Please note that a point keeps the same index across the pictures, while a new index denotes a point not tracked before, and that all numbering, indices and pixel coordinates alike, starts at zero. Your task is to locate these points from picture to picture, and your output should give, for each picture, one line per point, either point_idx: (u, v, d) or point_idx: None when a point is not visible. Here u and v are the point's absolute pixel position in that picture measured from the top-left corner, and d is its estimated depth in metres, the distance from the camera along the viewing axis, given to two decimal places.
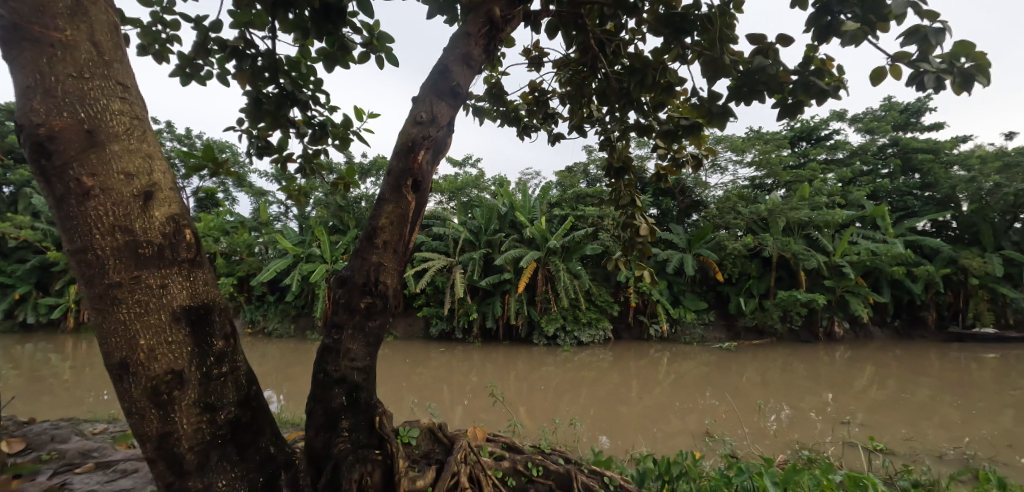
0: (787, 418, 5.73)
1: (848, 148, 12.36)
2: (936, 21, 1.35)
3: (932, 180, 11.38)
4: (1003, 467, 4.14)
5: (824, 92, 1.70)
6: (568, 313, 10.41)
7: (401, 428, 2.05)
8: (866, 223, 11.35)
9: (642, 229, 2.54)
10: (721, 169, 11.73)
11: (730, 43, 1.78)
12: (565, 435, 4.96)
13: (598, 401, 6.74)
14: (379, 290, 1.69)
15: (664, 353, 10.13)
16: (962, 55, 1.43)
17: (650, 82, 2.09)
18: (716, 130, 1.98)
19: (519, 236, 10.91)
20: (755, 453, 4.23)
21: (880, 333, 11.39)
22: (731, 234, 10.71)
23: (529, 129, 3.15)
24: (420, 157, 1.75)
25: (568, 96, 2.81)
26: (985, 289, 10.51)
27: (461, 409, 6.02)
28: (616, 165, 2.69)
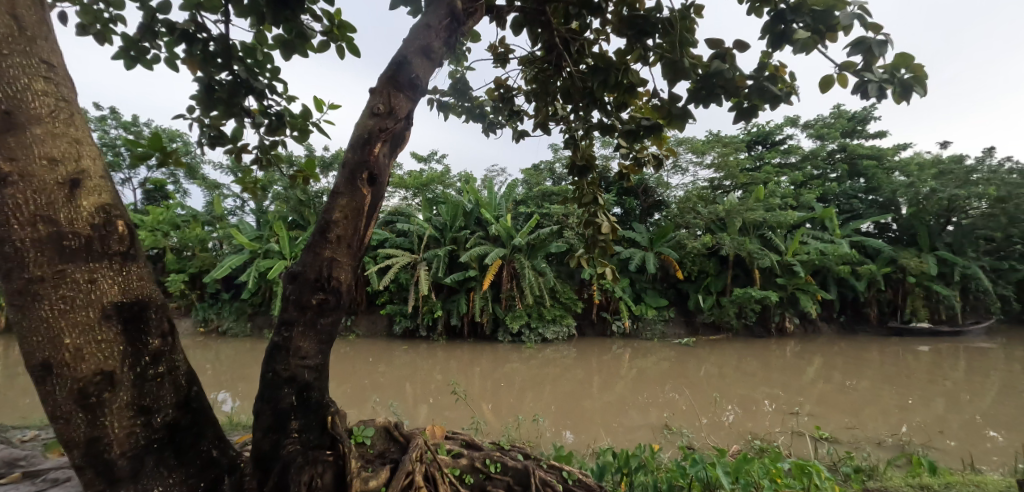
0: (741, 410, 5.93)
1: (800, 153, 12.83)
2: (879, 33, 1.41)
3: (876, 184, 12.02)
4: (935, 451, 4.41)
5: (776, 97, 1.76)
6: (532, 310, 10.47)
7: (356, 428, 2.00)
8: (815, 224, 11.88)
9: (605, 228, 2.58)
10: (682, 170, 12.06)
11: (690, 46, 1.82)
12: (528, 432, 5.00)
13: (561, 397, 6.81)
14: (331, 286, 1.63)
15: (626, 349, 10.35)
16: (902, 66, 1.50)
17: (613, 82, 2.11)
18: (674, 131, 2.03)
19: (485, 233, 10.88)
20: (710, 443, 4.39)
21: (828, 328, 11.94)
22: (690, 233, 10.99)
23: (494, 126, 3.13)
24: (377, 149, 1.70)
25: (533, 94, 2.79)
26: (921, 287, 11.19)
27: (425, 408, 5.96)
28: (579, 163, 2.68)
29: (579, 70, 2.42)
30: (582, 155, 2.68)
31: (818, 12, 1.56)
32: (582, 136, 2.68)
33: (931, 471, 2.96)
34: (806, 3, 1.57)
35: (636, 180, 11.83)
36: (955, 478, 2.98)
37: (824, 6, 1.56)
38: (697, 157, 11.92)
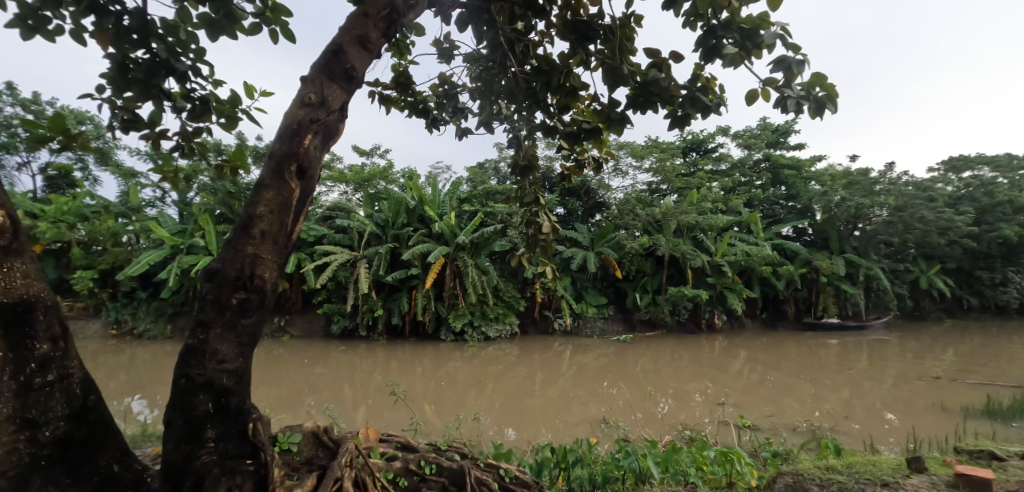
0: (673, 402, 6.19)
1: (730, 161, 13.53)
2: (798, 53, 1.50)
3: (795, 192, 12.92)
4: (842, 435, 4.79)
5: (707, 107, 1.84)
6: (475, 309, 10.44)
7: (281, 434, 1.90)
8: (742, 227, 12.58)
9: (546, 227, 2.62)
10: (622, 174, 12.43)
11: (629, 54, 1.88)
12: (469, 430, 4.99)
13: (503, 395, 6.83)
14: (254, 284, 1.54)
15: (567, 346, 10.54)
16: (817, 85, 1.60)
17: (555, 85, 2.13)
18: (613, 135, 2.09)
19: (427, 231, 10.69)
20: (644, 436, 4.55)
21: (751, 324, 12.72)
22: (630, 234, 11.36)
23: (438, 123, 3.08)
24: (307, 141, 1.62)
25: (477, 91, 2.75)
26: (831, 286, 12.16)
27: (363, 410, 5.80)
28: (521, 163, 2.68)
29: (524, 70, 2.42)
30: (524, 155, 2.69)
31: (745, 30, 1.64)
32: (526, 136, 2.68)
33: (837, 452, 3.22)
34: (735, 20, 1.66)
35: (578, 181, 12.05)
36: (859, 458, 3.25)
37: (750, 25, 1.64)
38: (636, 161, 12.31)
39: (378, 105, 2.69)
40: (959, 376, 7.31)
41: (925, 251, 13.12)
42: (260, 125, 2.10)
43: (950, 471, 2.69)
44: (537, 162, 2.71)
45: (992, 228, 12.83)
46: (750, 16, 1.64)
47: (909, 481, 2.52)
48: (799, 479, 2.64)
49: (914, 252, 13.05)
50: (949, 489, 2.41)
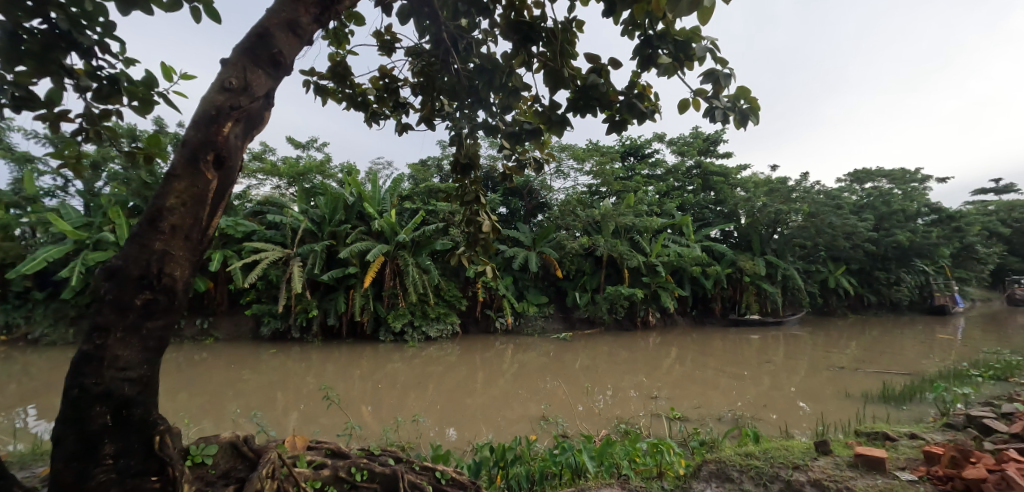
0: (611, 397, 6.36)
1: (665, 166, 14.08)
2: (725, 68, 1.68)
3: (722, 197, 13.68)
4: (761, 422, 5.09)
5: (643, 114, 1.96)
6: (415, 309, 10.26)
7: (194, 447, 1.75)
8: (675, 230, 13.13)
9: (486, 227, 2.60)
10: (564, 175, 12.63)
11: (571, 58, 1.98)
12: (408, 432, 4.90)
13: (444, 395, 6.75)
14: (162, 284, 1.41)
15: (508, 345, 10.58)
16: (742, 97, 1.79)
17: (498, 83, 2.12)
18: (555, 136, 2.23)
19: (366, 228, 10.36)
20: (580, 431, 4.66)
21: (683, 321, 13.33)
22: (570, 234, 11.57)
23: (378, 117, 2.96)
24: (226, 129, 1.50)
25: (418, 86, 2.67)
26: (753, 285, 12.96)
27: (295, 415, 5.53)
28: (463, 161, 2.64)
29: (467, 68, 2.37)
30: (466, 152, 2.64)
31: (679, 42, 1.76)
32: (468, 135, 2.63)
33: (755, 439, 3.41)
34: (671, 32, 1.77)
35: (520, 181, 12.11)
36: (774, 443, 3.47)
37: (683, 37, 1.76)
38: (577, 164, 12.53)
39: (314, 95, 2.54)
40: (859, 365, 8.01)
41: (834, 254, 14.29)
42: (178, 111, 1.92)
43: (850, 452, 2.89)
44: (479, 160, 2.68)
45: (888, 234, 14.20)
46: (683, 29, 1.75)
47: (815, 463, 2.63)
48: (722, 465, 2.68)
49: (823, 254, 14.19)
50: (851, 469, 2.55)
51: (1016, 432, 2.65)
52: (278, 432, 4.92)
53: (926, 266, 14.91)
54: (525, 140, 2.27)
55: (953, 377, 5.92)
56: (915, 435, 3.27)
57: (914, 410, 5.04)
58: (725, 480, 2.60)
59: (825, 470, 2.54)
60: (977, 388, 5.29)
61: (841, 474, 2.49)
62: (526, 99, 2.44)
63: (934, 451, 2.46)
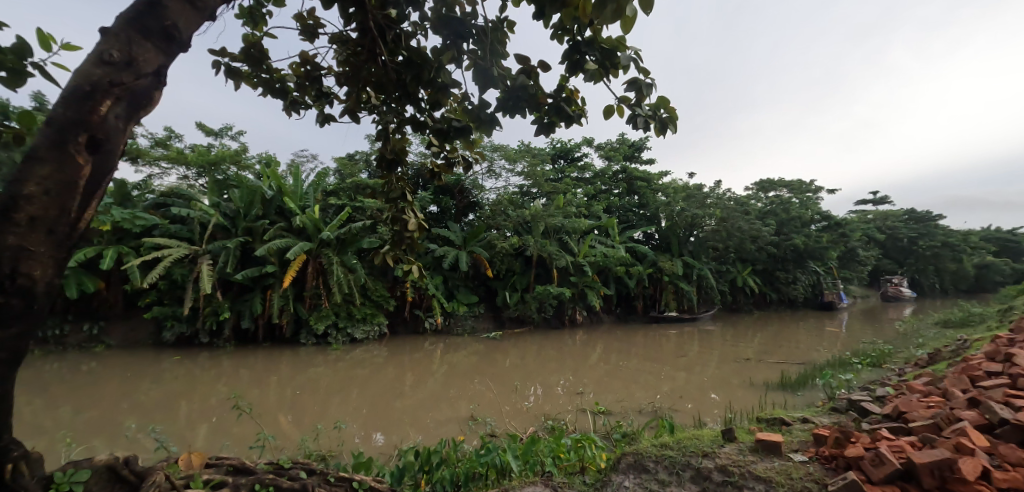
0: (539, 394, 6.42)
1: (593, 170, 14.45)
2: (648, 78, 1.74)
3: (645, 201, 14.28)
4: (678, 413, 5.33)
5: (570, 117, 2.01)
6: (340, 310, 9.83)
7: (60, 474, 1.53)
8: (601, 231, 13.52)
9: (411, 224, 2.49)
10: (495, 175, 12.62)
11: (502, 58, 1.92)
12: (330, 440, 4.66)
13: (369, 399, 6.49)
14: (15, 285, 1.25)
15: (437, 345, 10.42)
16: (662, 107, 1.84)
17: (426, 78, 2.06)
18: (483, 134, 2.17)
19: (287, 225, 9.78)
20: (508, 430, 4.65)
21: (607, 318, 13.77)
22: (500, 234, 11.59)
23: (297, 106, 2.75)
24: (104, 108, 1.32)
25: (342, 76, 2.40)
26: (672, 284, 13.66)
27: (203, 428, 5.08)
28: (388, 157, 2.51)
29: (396, 61, 2.23)
30: (391, 148, 2.50)
31: (606, 50, 1.80)
32: (395, 130, 2.50)
33: (671, 430, 3.54)
34: (598, 39, 1.80)
35: (452, 180, 11.94)
36: (689, 432, 3.62)
37: (609, 46, 1.80)
38: (509, 164, 12.57)
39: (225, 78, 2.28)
40: (762, 357, 8.66)
41: (743, 255, 15.38)
42: (57, 86, 1.56)
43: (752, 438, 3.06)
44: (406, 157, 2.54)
45: (787, 238, 15.52)
46: (610, 38, 1.79)
47: (723, 450, 2.70)
48: (639, 457, 2.72)
49: (734, 255, 15.21)
50: (752, 454, 2.64)
51: (888, 412, 2.83)
52: (182, 446, 4.51)
53: (819, 267, 16.45)
54: (454, 139, 2.24)
55: (838, 365, 6.55)
56: (807, 419, 3.55)
57: (806, 396, 5.49)
58: (643, 471, 2.65)
59: (731, 457, 2.61)
60: (858, 374, 5.87)
61: (744, 459, 2.57)
62: (456, 97, 2.36)
63: (822, 434, 2.61)
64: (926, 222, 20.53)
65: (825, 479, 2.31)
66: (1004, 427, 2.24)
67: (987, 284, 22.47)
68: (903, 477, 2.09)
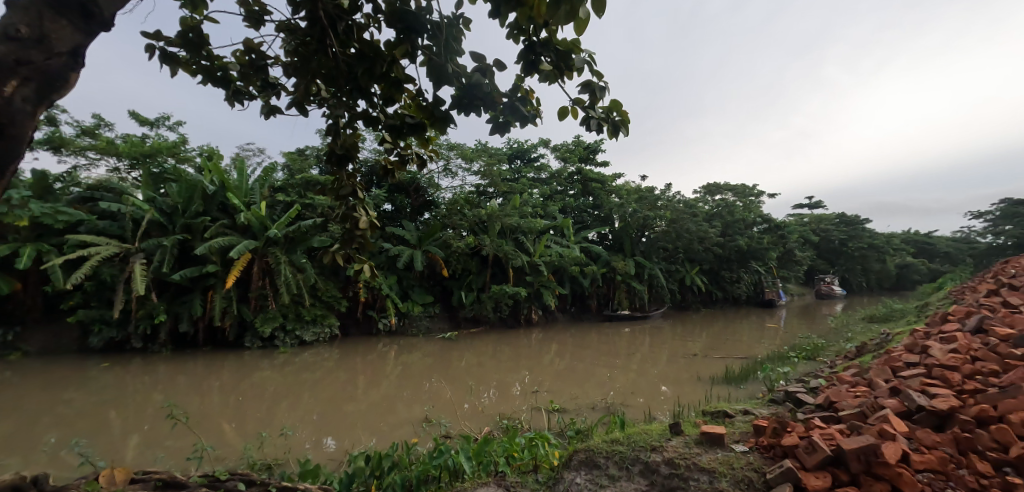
0: (495, 394, 6.41)
1: (549, 171, 14.54)
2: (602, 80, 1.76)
3: (600, 202, 14.51)
4: (629, 408, 5.44)
5: (526, 117, 2.00)
6: (288, 311, 9.47)
7: None
8: (557, 231, 13.64)
9: (362, 222, 2.40)
10: (451, 174, 12.48)
11: (457, 55, 1.89)
12: (276, 448, 4.47)
13: (318, 403, 6.28)
14: None
15: (391, 346, 10.23)
16: (615, 110, 1.87)
17: (379, 73, 1.99)
18: (437, 132, 2.13)
19: (230, 222, 9.31)
20: (463, 431, 4.62)
21: (562, 317, 13.93)
22: (456, 233, 11.50)
23: (241, 96, 2.41)
24: (11, 88, 1.39)
25: (295, 67, 2.17)
26: (624, 283, 13.96)
27: (135, 439, 4.77)
28: (339, 152, 2.36)
29: (348, 53, 2.10)
30: (342, 142, 2.37)
31: (560, 52, 1.81)
32: (347, 124, 2.36)
33: (621, 426, 3.60)
34: (553, 40, 1.80)
35: (407, 178, 11.72)
36: (639, 427, 3.69)
37: (564, 47, 1.81)
38: (465, 163, 12.47)
39: (162, 64, 2.11)
40: (707, 352, 9.00)
41: (691, 255, 15.92)
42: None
43: (697, 431, 3.14)
44: (359, 152, 2.42)
45: (732, 239, 16.19)
46: (565, 40, 1.80)
47: (669, 443, 2.74)
48: (590, 454, 2.73)
49: (683, 255, 15.72)
50: (697, 447, 2.71)
51: (820, 402, 2.98)
52: (111, 459, 4.22)
53: (761, 267, 17.26)
54: (408, 136, 2.19)
55: (777, 359, 6.88)
56: (747, 411, 3.70)
57: (748, 389, 5.74)
58: (593, 467, 2.67)
59: (677, 449, 2.65)
60: (794, 367, 6.19)
61: (689, 451, 2.63)
62: (411, 92, 2.27)
63: (761, 424, 2.71)
64: (856, 225, 21.95)
65: (764, 467, 2.40)
66: (921, 413, 2.40)
67: (907, 282, 24.29)
68: (833, 462, 2.19)
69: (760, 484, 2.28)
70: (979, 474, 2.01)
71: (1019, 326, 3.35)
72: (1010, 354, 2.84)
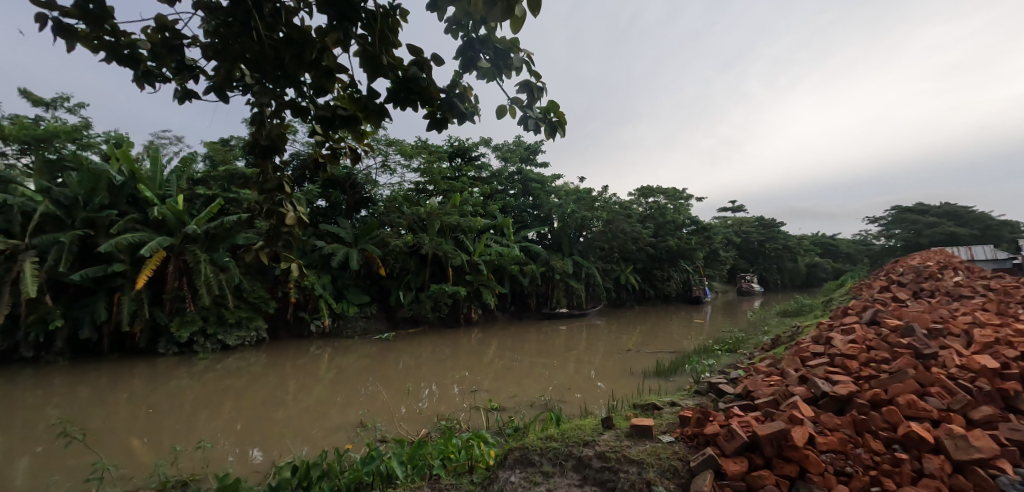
0: (434, 395, 6.30)
1: (490, 170, 14.47)
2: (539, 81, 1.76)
3: (539, 202, 14.65)
4: (567, 403, 5.53)
5: (463, 114, 1.98)
6: (209, 314, 8.85)
7: None
8: (497, 230, 13.61)
9: (289, 217, 2.22)
10: (389, 171, 12.15)
11: (393, 47, 1.86)
12: (194, 462, 4.15)
13: (243, 411, 5.90)
14: None
15: (323, 349, 9.83)
16: (552, 111, 1.88)
17: (308, 59, 1.88)
18: (371, 125, 2.05)
19: (142, 216, 8.56)
20: (400, 435, 4.49)
21: (502, 316, 13.97)
22: (394, 232, 11.25)
23: (152, 78, 2.07)
24: None
25: (213, 48, 1.95)
26: (562, 282, 14.21)
27: (24, 461, 4.26)
28: (263, 143, 2.17)
29: (275, 37, 1.92)
30: (268, 133, 2.19)
31: (500, 50, 1.78)
32: (273, 115, 2.18)
33: (557, 422, 3.64)
34: (492, 38, 1.78)
35: (342, 173, 11.28)
36: (576, 422, 3.76)
37: (503, 46, 1.78)
38: (404, 160, 12.18)
39: (57, 36, 1.88)
40: (641, 348, 9.34)
41: (626, 255, 16.45)
42: None
43: (628, 424, 3.23)
44: (287, 145, 2.25)
45: (663, 240, 16.96)
46: (505, 38, 1.78)
47: (601, 437, 2.80)
48: (525, 451, 2.75)
49: (618, 255, 16.22)
50: (628, 439, 2.80)
51: (739, 391, 3.16)
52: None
53: (689, 266, 18.13)
54: (340, 128, 2.09)
55: (704, 352, 7.26)
56: (675, 403, 3.86)
57: (677, 381, 6.01)
58: (527, 465, 2.69)
59: (608, 443, 2.72)
60: (719, 360, 6.55)
61: (620, 444, 2.70)
62: (344, 84, 2.16)
63: (687, 415, 2.82)
64: (773, 228, 23.63)
65: (688, 456, 2.50)
66: (825, 399, 2.60)
67: (816, 280, 26.47)
68: (750, 448, 2.32)
69: (684, 472, 2.38)
70: (873, 453, 2.21)
71: (907, 319, 3.73)
72: (898, 343, 3.15)
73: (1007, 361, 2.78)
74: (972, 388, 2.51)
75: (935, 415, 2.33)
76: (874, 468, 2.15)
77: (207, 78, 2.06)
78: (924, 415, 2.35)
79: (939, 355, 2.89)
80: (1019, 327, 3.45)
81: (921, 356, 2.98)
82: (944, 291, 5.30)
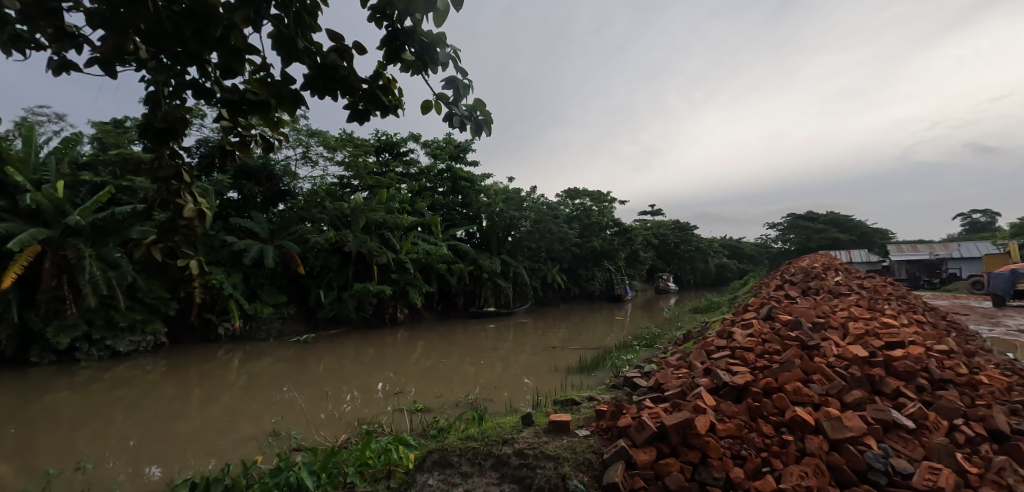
0: (356, 398, 6.07)
1: (418, 166, 14.06)
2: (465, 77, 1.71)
3: (468, 200, 14.56)
4: (492, 402, 5.54)
5: (385, 107, 1.91)
6: (96, 317, 7.94)
7: None
8: (425, 228, 13.28)
9: (188, 209, 1.99)
10: (311, 163, 11.55)
11: (311, 31, 1.75)
12: (75, 486, 3.69)
13: (137, 425, 5.36)
14: None
15: (233, 352, 9.18)
16: (478, 109, 1.85)
17: (212, 36, 1.70)
18: (285, 114, 1.92)
19: (12, 205, 7.50)
20: (319, 442, 4.27)
21: (428, 315, 13.79)
22: (314, 227, 10.73)
23: (22, 44, 1.79)
24: None
25: (98, 16, 1.70)
26: (490, 281, 14.24)
27: None
28: (158, 126, 1.91)
29: (175, 8, 1.71)
30: (164, 115, 1.92)
31: (426, 42, 1.72)
32: (172, 94, 1.95)
33: (478, 420, 3.62)
34: (418, 30, 1.71)
35: (258, 164, 10.56)
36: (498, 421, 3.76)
37: (429, 40, 1.72)
38: (327, 152, 11.62)
39: None
40: (565, 344, 9.58)
41: (552, 255, 16.80)
42: None
43: (546, 421, 3.27)
44: (187, 129, 2.00)
45: (588, 241, 17.56)
46: (431, 31, 1.72)
47: (520, 435, 2.81)
48: (444, 453, 2.70)
49: (545, 255, 16.54)
50: (546, 435, 2.83)
51: (651, 384, 3.30)
52: None
53: (612, 266, 18.87)
54: (249, 113, 1.93)
55: (624, 348, 7.58)
56: (592, 398, 3.97)
57: (599, 376, 6.23)
58: (445, 466, 2.65)
59: (527, 440, 2.74)
60: (637, 355, 6.88)
61: (539, 441, 2.72)
62: (254, 65, 1.98)
63: (603, 409, 2.90)
64: (686, 231, 25.16)
65: (601, 449, 2.57)
66: (725, 388, 2.78)
67: (723, 280, 28.55)
68: (657, 437, 2.43)
69: (597, 465, 2.43)
70: (764, 436, 2.39)
71: (796, 314, 4.11)
72: (788, 336, 3.45)
73: (874, 351, 3.14)
74: (846, 374, 2.80)
75: (816, 400, 2.57)
76: (765, 449, 2.33)
77: (92, 48, 1.79)
78: (806, 400, 2.58)
79: (821, 346, 3.21)
80: (885, 321, 3.91)
81: (806, 347, 3.28)
82: (827, 289, 5.91)
